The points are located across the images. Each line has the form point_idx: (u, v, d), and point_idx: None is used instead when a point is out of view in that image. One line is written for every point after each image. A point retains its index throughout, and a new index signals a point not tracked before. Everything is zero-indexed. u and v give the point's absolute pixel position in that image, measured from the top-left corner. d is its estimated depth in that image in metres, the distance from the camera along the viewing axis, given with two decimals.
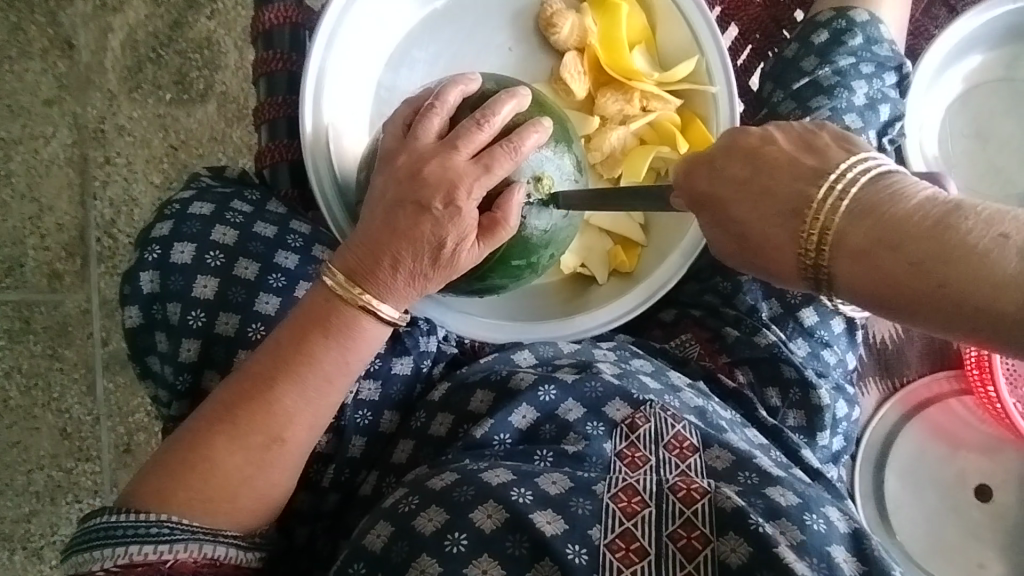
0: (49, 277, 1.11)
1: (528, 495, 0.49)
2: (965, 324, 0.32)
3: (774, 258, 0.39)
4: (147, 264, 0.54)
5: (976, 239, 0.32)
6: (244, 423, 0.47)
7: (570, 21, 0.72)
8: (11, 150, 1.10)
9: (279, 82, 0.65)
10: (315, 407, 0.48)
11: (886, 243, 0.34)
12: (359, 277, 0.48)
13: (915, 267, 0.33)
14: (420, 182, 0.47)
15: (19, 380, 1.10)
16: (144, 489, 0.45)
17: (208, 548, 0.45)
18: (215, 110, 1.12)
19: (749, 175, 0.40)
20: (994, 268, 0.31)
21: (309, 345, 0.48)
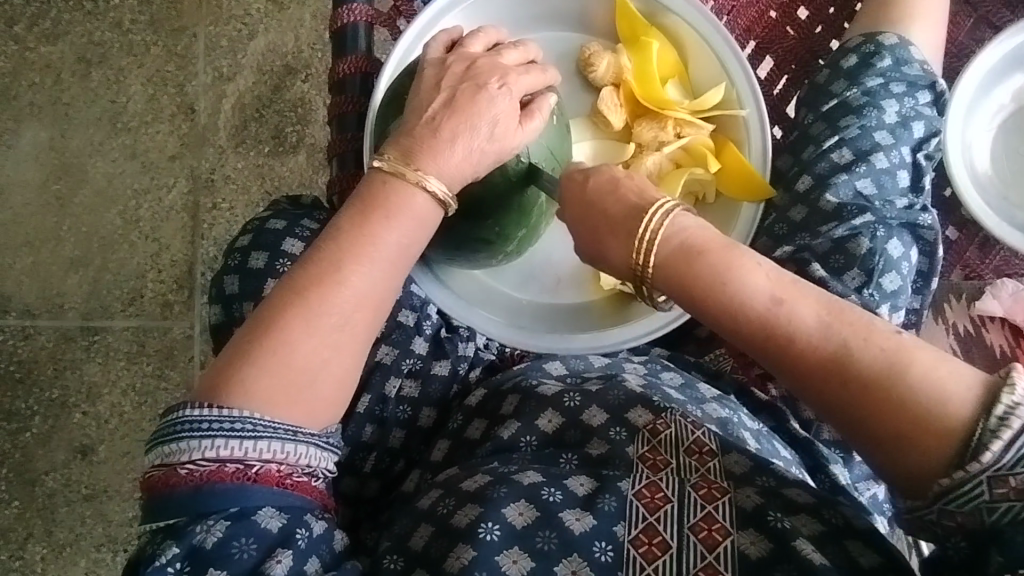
0: (162, 306, 1.28)
1: (558, 496, 0.52)
2: (731, 321, 0.47)
3: (614, 257, 0.52)
4: (231, 269, 0.64)
5: (743, 264, 0.47)
6: (315, 305, 0.51)
7: (606, 60, 0.79)
8: (141, 198, 1.31)
9: (349, 121, 0.76)
10: (380, 285, 0.54)
11: (696, 262, 0.48)
12: (408, 156, 0.54)
13: (710, 279, 0.47)
14: (475, 72, 0.56)
15: (133, 396, 1.26)
16: (221, 384, 0.49)
17: (290, 448, 0.49)
18: (304, 159, 1.28)
19: (609, 185, 0.52)
20: (742, 280, 0.47)
21: (371, 225, 0.53)
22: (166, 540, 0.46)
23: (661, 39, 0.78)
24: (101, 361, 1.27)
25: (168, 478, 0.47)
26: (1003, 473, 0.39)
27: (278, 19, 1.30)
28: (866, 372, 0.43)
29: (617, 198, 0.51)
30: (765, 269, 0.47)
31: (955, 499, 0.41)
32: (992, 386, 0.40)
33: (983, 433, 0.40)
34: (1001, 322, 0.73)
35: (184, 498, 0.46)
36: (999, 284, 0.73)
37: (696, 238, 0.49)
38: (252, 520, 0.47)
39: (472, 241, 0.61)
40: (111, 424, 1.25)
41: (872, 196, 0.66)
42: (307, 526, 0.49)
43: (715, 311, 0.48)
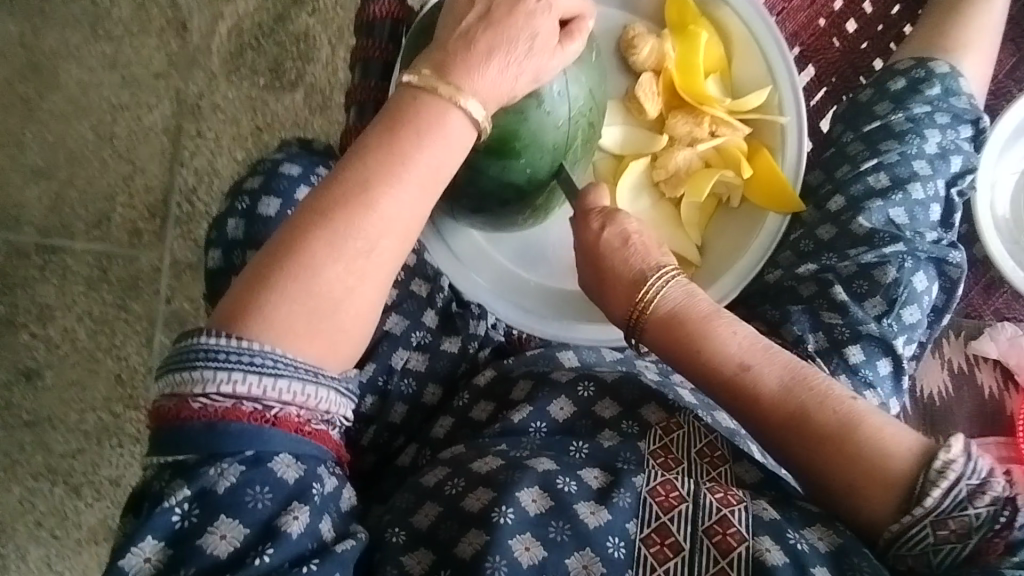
0: (131, 233, 1.19)
1: (573, 486, 0.50)
2: (708, 377, 0.55)
3: (612, 305, 0.60)
4: (237, 212, 0.59)
5: (720, 329, 0.55)
6: (341, 228, 0.47)
7: (650, 44, 0.75)
8: (117, 114, 1.21)
9: (374, 68, 0.70)
10: (411, 210, 0.49)
11: (678, 321, 0.56)
12: (443, 71, 0.50)
13: (689, 337, 0.55)
14: None
15: (89, 324, 1.18)
16: (239, 315, 0.45)
17: (310, 390, 0.45)
18: (302, 98, 1.20)
19: (616, 239, 0.58)
20: (720, 342, 0.55)
21: (402, 144, 0.48)
22: (175, 480, 0.43)
23: (710, 31, 0.76)
24: (57, 283, 1.19)
25: (179, 409, 0.43)
26: (943, 518, 0.45)
27: None
28: (824, 427, 0.50)
29: (619, 253, 0.58)
30: (736, 335, 0.55)
31: (906, 546, 0.46)
32: (930, 447, 0.47)
33: (925, 484, 0.46)
34: (994, 362, 0.74)
35: (196, 434, 0.43)
36: (998, 326, 0.75)
37: (679, 300, 0.57)
38: (267, 468, 0.44)
39: (502, 183, 0.57)
40: (62, 351, 1.18)
41: (903, 225, 0.65)
42: (322, 480, 0.46)
43: (694, 367, 0.55)
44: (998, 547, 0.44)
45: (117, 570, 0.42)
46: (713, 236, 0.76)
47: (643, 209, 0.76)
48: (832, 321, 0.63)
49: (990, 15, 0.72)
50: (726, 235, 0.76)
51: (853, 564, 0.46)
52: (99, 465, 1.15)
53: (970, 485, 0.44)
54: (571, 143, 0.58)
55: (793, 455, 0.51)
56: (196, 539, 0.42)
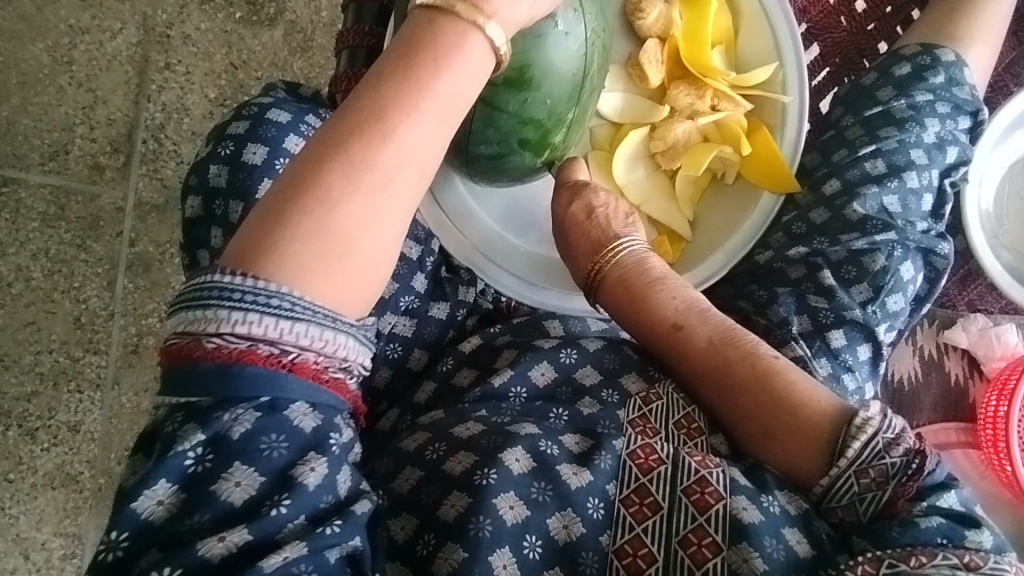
0: (91, 168, 1.12)
1: (555, 449, 0.50)
2: (651, 336, 0.61)
3: (580, 268, 0.65)
4: (219, 158, 0.55)
5: (667, 296, 0.61)
6: (359, 160, 0.44)
7: (658, 9, 0.72)
8: (76, 38, 1.13)
9: (368, 11, 0.66)
10: (429, 144, 0.46)
11: (631, 287, 0.62)
12: None
13: (638, 299, 0.61)
14: None
15: (45, 263, 1.12)
16: (250, 252, 0.42)
17: (329, 336, 0.43)
18: (281, 36, 1.14)
19: (584, 209, 0.64)
20: (663, 302, 0.61)
21: (419, 71, 0.45)
22: (188, 424, 0.41)
23: (719, 1, 0.73)
24: (9, 217, 1.12)
25: (192, 350, 0.41)
26: (865, 467, 0.48)
27: None
28: (743, 376, 0.56)
29: (584, 227, 0.64)
30: (678, 298, 0.61)
31: (835, 497, 0.50)
32: (846, 410, 0.52)
33: (844, 441, 0.50)
34: (962, 352, 0.77)
35: (209, 376, 0.40)
36: (970, 317, 0.77)
37: (633, 263, 0.63)
38: (283, 416, 0.42)
39: (521, 120, 0.55)
40: (14, 290, 1.11)
41: (896, 214, 0.65)
42: (339, 431, 0.44)
43: (637, 321, 0.61)
44: (909, 494, 0.48)
45: (127, 512, 0.40)
46: (703, 212, 0.76)
47: (638, 181, 0.75)
48: (818, 306, 0.63)
49: (1000, 3, 0.71)
50: (718, 213, 0.75)
51: (814, 526, 0.48)
52: (55, 409, 1.11)
53: (885, 437, 0.48)
54: (589, 70, 0.56)
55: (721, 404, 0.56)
56: (209, 485, 0.40)
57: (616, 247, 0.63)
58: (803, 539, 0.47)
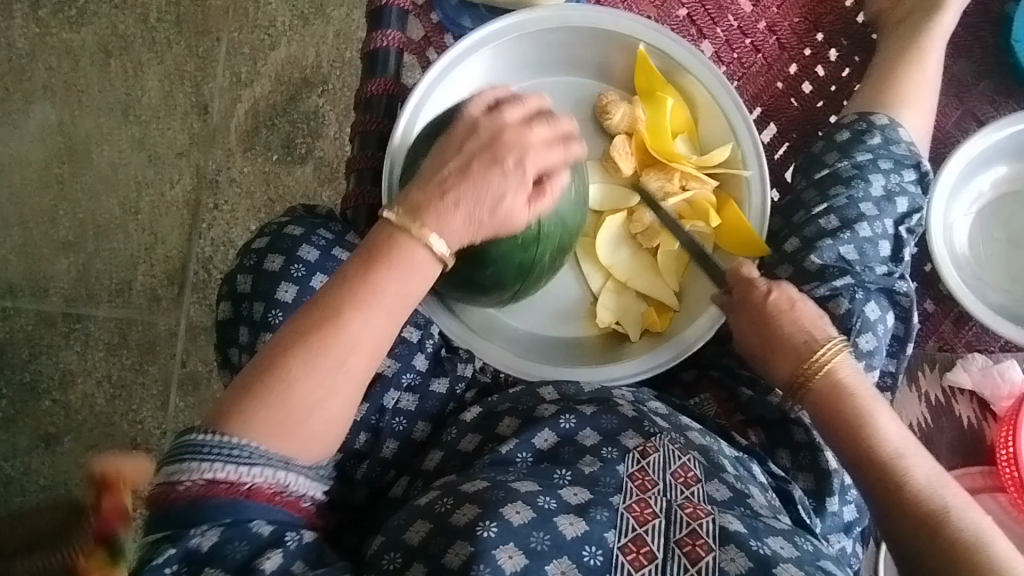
0: (150, 300, 1.29)
1: (553, 502, 0.52)
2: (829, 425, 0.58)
3: (778, 360, 0.63)
4: (245, 268, 0.65)
5: (865, 395, 0.59)
6: (315, 349, 0.52)
7: (622, 110, 0.83)
8: (142, 190, 1.32)
9: (370, 141, 0.80)
10: (379, 333, 0.55)
11: (833, 382, 0.60)
12: (422, 215, 0.56)
13: (841, 393, 0.59)
14: (497, 144, 0.57)
15: (107, 388, 1.27)
16: (221, 415, 0.51)
17: (281, 475, 0.51)
18: (311, 172, 1.32)
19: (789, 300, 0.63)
20: (869, 400, 0.58)
21: (374, 276, 0.54)
22: (161, 546, 0.48)
23: (677, 97, 0.82)
24: (80, 350, 1.28)
25: (167, 492, 0.49)
26: None
27: (301, 33, 1.36)
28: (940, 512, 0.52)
29: (788, 316, 0.63)
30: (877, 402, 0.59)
31: None
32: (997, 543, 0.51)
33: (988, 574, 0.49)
34: (970, 394, 0.77)
35: (181, 512, 0.48)
36: (970, 356, 0.77)
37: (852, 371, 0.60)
38: (245, 525, 0.49)
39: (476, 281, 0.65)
40: (80, 416, 1.26)
41: (854, 261, 0.71)
42: (297, 531, 0.51)
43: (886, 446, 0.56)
44: None
45: None
46: (688, 281, 0.81)
47: (622, 259, 0.81)
48: None
49: (926, 73, 0.80)
50: (702, 282, 0.80)
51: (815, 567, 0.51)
52: None
53: None
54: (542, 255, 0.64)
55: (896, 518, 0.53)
56: None
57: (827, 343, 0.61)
58: (743, 557, 0.50)
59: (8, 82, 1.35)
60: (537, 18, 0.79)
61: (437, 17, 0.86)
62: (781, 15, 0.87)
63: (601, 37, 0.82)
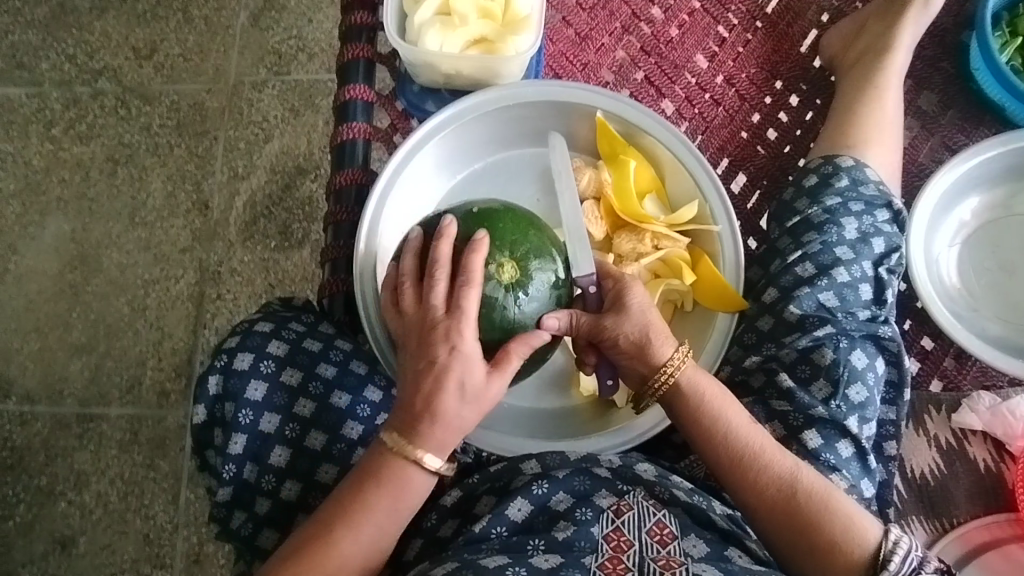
0: (159, 394, 1.31)
1: (522, 572, 0.49)
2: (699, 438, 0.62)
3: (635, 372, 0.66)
4: (216, 370, 0.66)
5: (723, 406, 0.62)
6: (304, 566, 0.54)
7: (587, 175, 0.82)
8: (149, 288, 1.37)
9: (343, 229, 0.82)
10: (369, 547, 0.57)
11: (693, 398, 0.63)
12: (418, 441, 0.57)
13: (698, 406, 0.63)
14: (417, 336, 0.59)
15: (120, 486, 1.28)
16: None
17: None
18: (308, 254, 1.36)
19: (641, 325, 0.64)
20: (728, 414, 0.62)
21: (368, 499, 0.57)
22: None
23: (640, 158, 0.82)
24: (93, 449, 1.30)
25: None
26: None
27: (293, 124, 1.42)
28: (810, 504, 0.58)
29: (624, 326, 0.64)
30: (732, 409, 0.62)
31: None
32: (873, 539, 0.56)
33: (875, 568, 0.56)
34: (983, 434, 0.73)
35: None
36: (975, 395, 0.73)
37: (702, 378, 0.64)
38: None
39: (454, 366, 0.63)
40: (94, 515, 1.27)
41: (835, 308, 0.68)
42: None
43: (741, 447, 0.60)
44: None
45: None
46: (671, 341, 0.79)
47: None
48: (784, 409, 0.66)
49: (887, 111, 0.79)
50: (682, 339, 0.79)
51: None
52: None
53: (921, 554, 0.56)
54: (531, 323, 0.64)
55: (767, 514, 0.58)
56: None
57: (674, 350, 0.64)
58: None
59: (25, 198, 1.43)
60: (495, 98, 0.81)
61: (401, 105, 0.89)
62: (738, 68, 0.88)
63: (561, 109, 0.84)
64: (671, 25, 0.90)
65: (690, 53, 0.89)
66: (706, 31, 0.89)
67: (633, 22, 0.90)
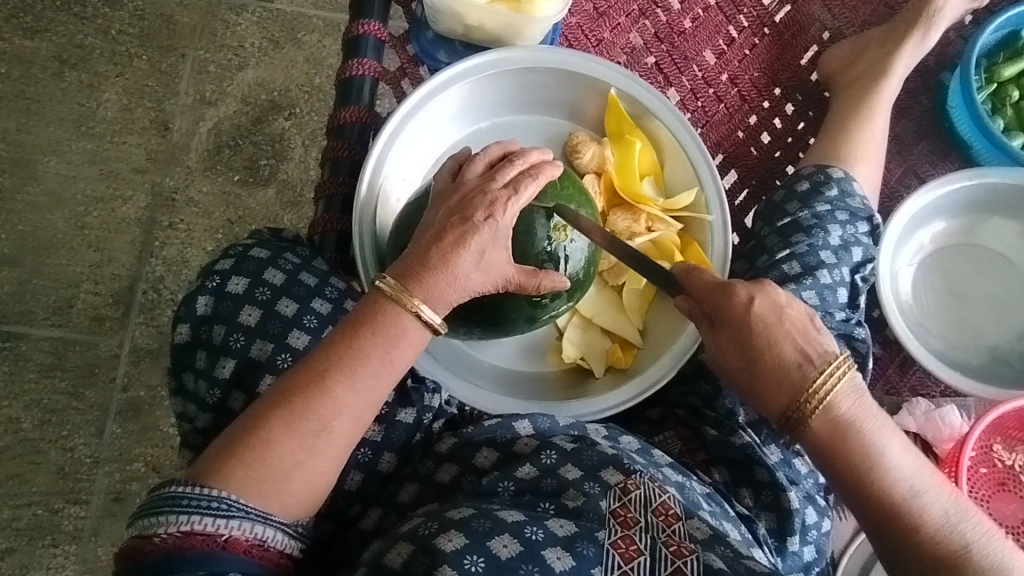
0: (92, 319, 1.22)
1: (540, 533, 0.48)
2: (838, 471, 0.56)
3: (769, 393, 0.58)
4: (206, 290, 0.64)
5: (868, 437, 0.55)
6: (298, 410, 0.52)
7: (592, 150, 0.84)
8: (92, 206, 1.27)
9: (341, 165, 0.79)
10: (362, 399, 0.54)
11: (837, 427, 0.56)
12: (411, 282, 0.54)
13: (842, 435, 0.55)
14: (465, 202, 0.57)
15: (37, 413, 1.19)
16: (209, 469, 0.49)
17: (259, 529, 0.49)
18: (274, 194, 1.30)
19: (764, 335, 0.57)
20: (873, 445, 0.55)
21: (359, 341, 0.54)
22: None
23: (645, 140, 0.84)
24: (9, 370, 1.20)
25: (140, 545, 0.46)
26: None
27: (270, 55, 1.35)
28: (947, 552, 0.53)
29: (765, 331, 0.57)
30: (882, 443, 0.56)
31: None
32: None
33: None
34: (916, 437, 0.81)
35: (154, 567, 0.46)
36: (914, 401, 0.81)
37: (851, 404, 0.56)
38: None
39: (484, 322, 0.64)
40: (4, 441, 1.17)
41: (816, 306, 0.73)
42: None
43: (885, 483, 0.54)
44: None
45: None
46: (652, 319, 0.81)
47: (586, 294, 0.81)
48: None
49: (874, 133, 0.85)
50: (663, 317, 0.81)
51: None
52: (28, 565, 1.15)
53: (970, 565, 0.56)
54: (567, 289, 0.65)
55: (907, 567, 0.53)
56: None
57: (818, 372, 0.56)
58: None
59: None
60: (515, 58, 0.81)
61: (413, 50, 0.87)
62: (743, 69, 0.92)
63: (574, 80, 0.84)
64: (685, 17, 0.92)
65: (700, 47, 0.91)
66: (717, 29, 0.92)
67: (650, 7, 0.91)
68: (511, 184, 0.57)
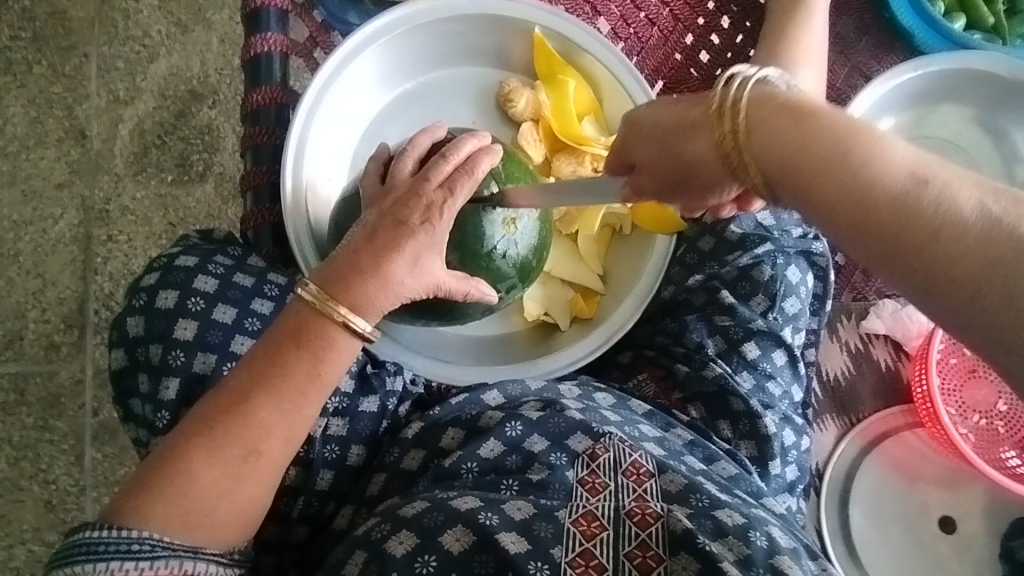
0: (47, 348, 1.18)
1: (495, 518, 0.47)
2: (804, 186, 0.42)
3: (700, 163, 0.47)
4: (136, 309, 0.61)
5: (821, 129, 0.42)
6: (219, 436, 0.49)
7: (525, 97, 0.80)
8: (21, 230, 1.20)
9: (264, 152, 0.74)
10: (290, 419, 0.51)
11: (777, 131, 0.43)
12: (337, 289, 0.51)
13: (788, 138, 0.42)
14: (399, 206, 0.53)
15: (10, 452, 1.15)
16: (128, 506, 0.47)
17: (190, 565, 0.47)
18: (212, 189, 1.24)
19: (666, 110, 0.49)
20: (831, 134, 0.42)
21: (284, 357, 0.51)
22: None
23: (578, 78, 0.80)
24: None
25: None
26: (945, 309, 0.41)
27: (181, 41, 1.25)
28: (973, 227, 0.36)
29: (665, 104, 0.50)
30: (846, 127, 0.41)
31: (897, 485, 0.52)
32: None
33: None
34: (885, 338, 0.83)
35: None
36: (880, 303, 0.82)
37: (781, 105, 0.44)
38: None
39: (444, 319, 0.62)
40: None
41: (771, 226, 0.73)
42: None
43: (861, 168, 0.39)
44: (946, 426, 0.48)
45: None
46: (612, 263, 0.79)
47: None
48: (726, 324, 0.70)
49: (814, 32, 0.81)
50: (623, 261, 0.78)
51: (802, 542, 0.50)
52: None
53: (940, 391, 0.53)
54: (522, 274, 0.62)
55: (913, 272, 0.37)
56: None
57: (728, 90, 0.46)
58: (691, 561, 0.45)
59: None
60: (428, 10, 0.76)
61: (320, 16, 0.81)
62: None
63: (496, 23, 0.79)
64: None
65: None
66: None
67: None
68: (445, 183, 0.54)
